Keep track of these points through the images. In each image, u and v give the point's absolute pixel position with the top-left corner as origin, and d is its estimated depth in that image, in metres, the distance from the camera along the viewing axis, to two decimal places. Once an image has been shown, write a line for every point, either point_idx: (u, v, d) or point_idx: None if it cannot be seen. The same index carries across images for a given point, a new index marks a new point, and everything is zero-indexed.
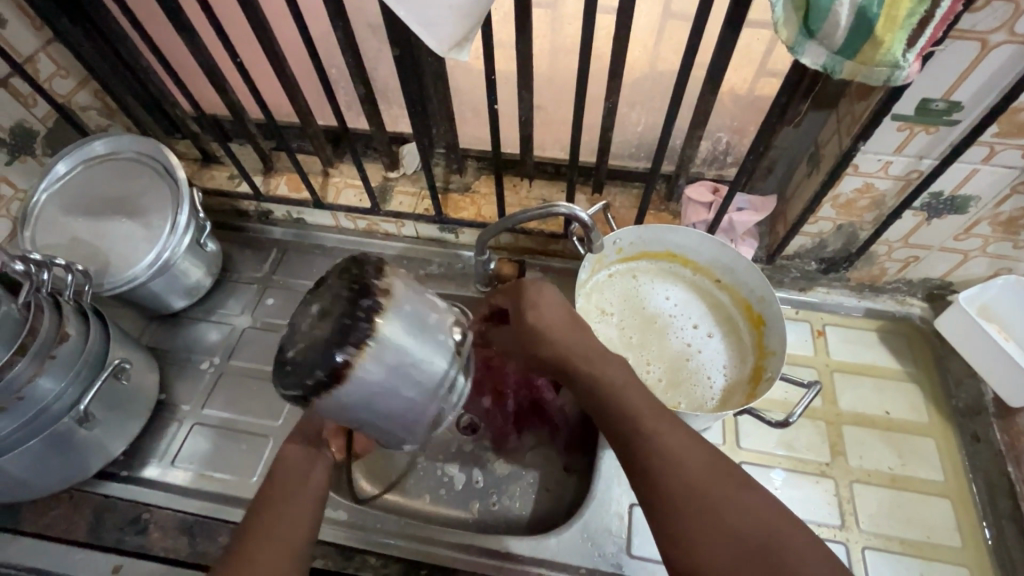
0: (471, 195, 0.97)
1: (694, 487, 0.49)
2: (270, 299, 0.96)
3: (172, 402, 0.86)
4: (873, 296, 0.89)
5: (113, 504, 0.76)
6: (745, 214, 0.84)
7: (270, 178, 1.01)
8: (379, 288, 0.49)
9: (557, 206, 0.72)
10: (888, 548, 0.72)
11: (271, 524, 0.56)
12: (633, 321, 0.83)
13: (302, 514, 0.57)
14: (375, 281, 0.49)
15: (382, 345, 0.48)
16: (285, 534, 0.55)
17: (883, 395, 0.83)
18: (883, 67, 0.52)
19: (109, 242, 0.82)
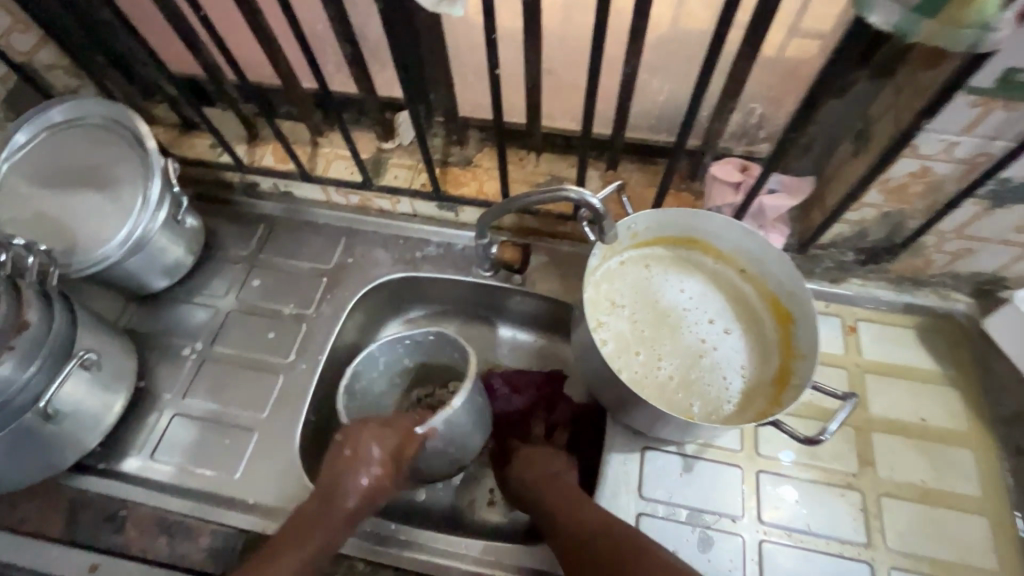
0: (472, 169, 0.88)
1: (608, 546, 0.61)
2: (256, 280, 0.90)
3: (151, 390, 0.81)
4: (914, 289, 0.80)
5: (89, 500, 0.72)
6: (777, 198, 0.75)
7: (254, 148, 0.93)
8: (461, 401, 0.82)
9: (565, 188, 0.64)
10: (916, 569, 0.66)
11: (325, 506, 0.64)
12: (647, 315, 0.75)
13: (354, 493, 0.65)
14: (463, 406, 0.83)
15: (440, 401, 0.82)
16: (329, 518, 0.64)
17: (919, 400, 0.75)
18: (970, 30, 0.42)
19: (77, 218, 0.75)
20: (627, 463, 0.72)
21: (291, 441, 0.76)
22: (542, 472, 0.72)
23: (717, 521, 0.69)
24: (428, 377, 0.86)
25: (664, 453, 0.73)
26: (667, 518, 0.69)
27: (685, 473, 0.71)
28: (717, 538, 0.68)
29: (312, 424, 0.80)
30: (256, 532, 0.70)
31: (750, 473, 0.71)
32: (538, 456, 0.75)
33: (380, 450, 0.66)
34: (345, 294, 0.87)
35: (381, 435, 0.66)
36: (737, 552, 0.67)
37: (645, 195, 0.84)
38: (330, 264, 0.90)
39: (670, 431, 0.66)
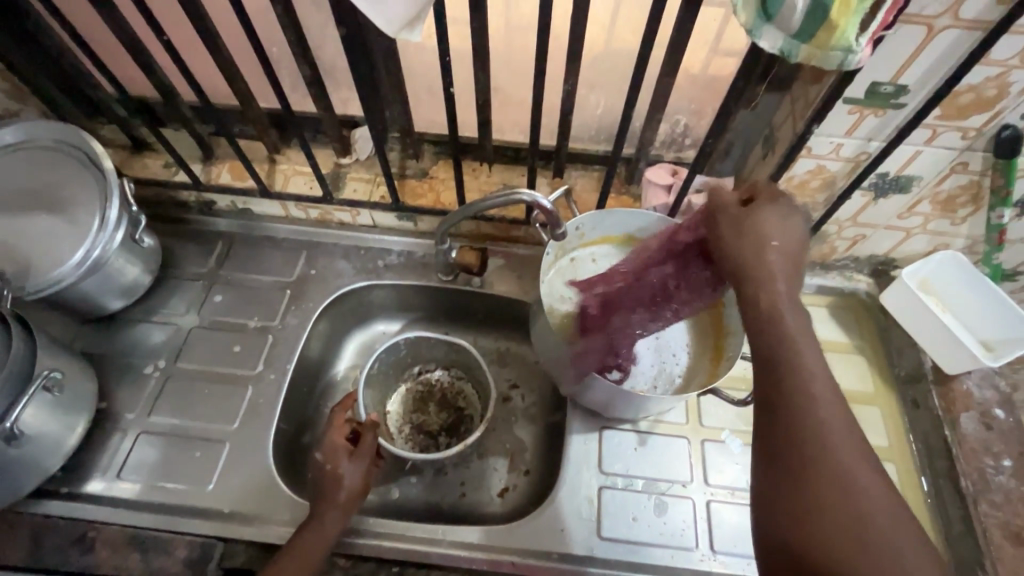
0: (429, 180, 0.93)
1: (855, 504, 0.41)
2: (218, 296, 0.91)
3: (114, 411, 0.80)
4: (823, 273, 0.92)
5: (52, 525, 0.70)
6: (703, 197, 0.84)
7: (210, 166, 0.94)
8: (463, 402, 0.92)
9: (518, 193, 0.71)
10: None
11: (310, 539, 0.67)
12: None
13: (333, 517, 0.68)
14: (465, 406, 0.92)
15: (444, 395, 0.93)
16: (316, 540, 0.67)
17: (834, 367, 0.87)
18: (835, 52, 0.52)
19: (29, 241, 0.75)
20: (587, 442, 0.79)
21: (264, 448, 0.77)
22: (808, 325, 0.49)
23: (670, 487, 0.76)
24: (430, 358, 0.93)
25: (620, 431, 0.80)
26: (626, 490, 0.76)
27: (639, 446, 0.79)
28: (671, 502, 0.75)
29: (283, 432, 0.82)
30: (234, 538, 0.71)
31: (695, 442, 0.79)
32: (794, 241, 0.50)
33: (351, 475, 0.71)
34: (310, 305, 0.90)
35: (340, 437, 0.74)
36: (688, 513, 0.74)
37: (589, 199, 0.92)
38: (292, 276, 0.92)
39: (624, 408, 0.75)
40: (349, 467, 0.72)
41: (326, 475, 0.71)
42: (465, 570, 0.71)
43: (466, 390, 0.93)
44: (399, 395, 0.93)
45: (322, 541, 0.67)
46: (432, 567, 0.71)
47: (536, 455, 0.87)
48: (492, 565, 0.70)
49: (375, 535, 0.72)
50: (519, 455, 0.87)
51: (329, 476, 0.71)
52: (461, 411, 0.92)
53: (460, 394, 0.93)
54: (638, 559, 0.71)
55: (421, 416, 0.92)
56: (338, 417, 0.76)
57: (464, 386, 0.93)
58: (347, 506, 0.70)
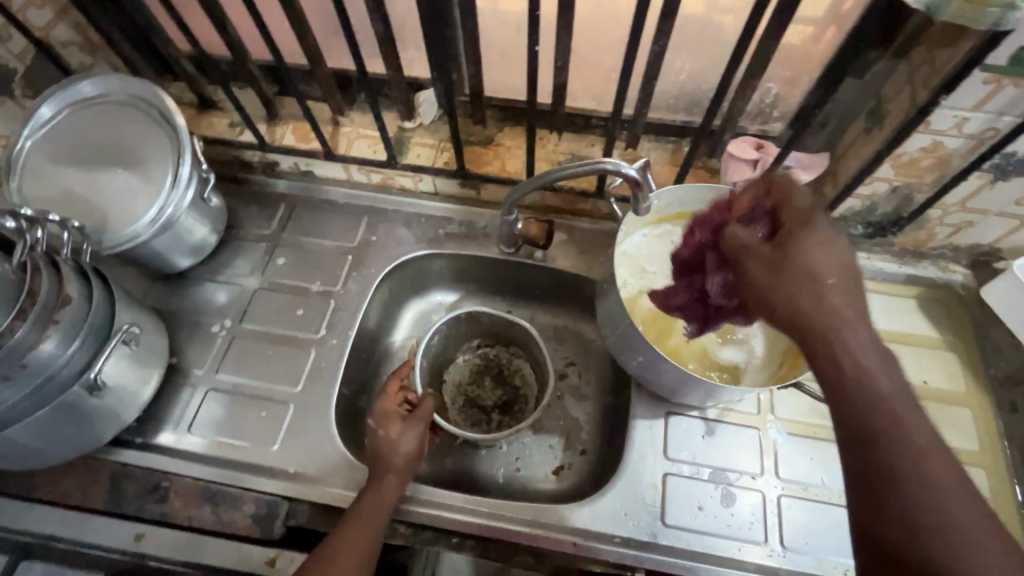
0: (494, 147, 0.90)
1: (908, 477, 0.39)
2: (282, 258, 0.91)
3: (183, 366, 0.82)
4: (915, 262, 0.85)
5: (129, 472, 0.72)
6: (792, 174, 0.78)
7: (274, 127, 0.93)
8: (520, 380, 0.91)
9: (601, 161, 0.66)
10: None
11: (369, 505, 0.66)
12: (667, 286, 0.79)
13: (389, 481, 0.68)
14: (522, 385, 0.90)
15: (501, 372, 0.92)
16: (376, 507, 0.66)
17: (922, 363, 0.81)
18: (993, 9, 0.46)
19: (106, 195, 0.76)
20: (652, 427, 0.76)
21: (328, 411, 0.78)
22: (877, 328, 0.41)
23: (739, 478, 0.73)
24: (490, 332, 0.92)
25: (687, 417, 0.77)
26: (692, 477, 0.73)
27: (707, 434, 0.76)
28: (739, 493, 0.72)
29: (344, 397, 0.82)
30: (299, 498, 0.72)
31: (767, 433, 0.76)
32: (848, 273, 0.43)
33: (407, 442, 0.70)
34: (371, 272, 0.89)
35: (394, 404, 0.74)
36: (757, 506, 0.71)
37: (664, 173, 0.87)
38: (354, 242, 0.92)
39: (694, 395, 0.72)
40: (401, 431, 0.71)
41: (379, 442, 0.70)
42: (524, 546, 0.70)
43: (524, 369, 0.91)
44: (457, 369, 0.92)
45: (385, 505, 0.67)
46: (488, 539, 0.71)
47: (595, 435, 0.85)
48: (549, 543, 0.69)
49: (432, 505, 0.71)
50: (575, 434, 0.85)
51: (380, 443, 0.70)
52: (519, 389, 0.90)
53: (519, 372, 0.91)
54: (702, 550, 0.69)
55: (475, 390, 0.91)
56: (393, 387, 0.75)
57: (522, 365, 0.91)
58: (404, 470, 0.70)
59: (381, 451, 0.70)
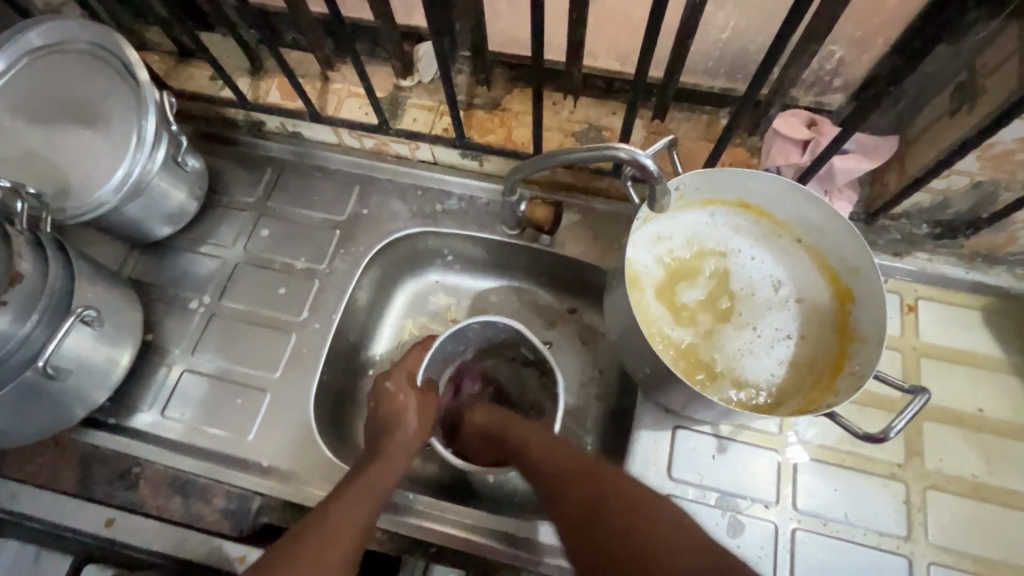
0: (500, 113, 0.79)
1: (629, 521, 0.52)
2: (265, 230, 0.83)
3: (160, 344, 0.77)
4: (987, 267, 0.72)
5: (100, 455, 0.70)
6: (850, 159, 0.65)
7: (258, 81, 0.84)
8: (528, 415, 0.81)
9: (615, 147, 0.55)
10: (958, 565, 0.63)
11: (376, 473, 0.62)
12: (687, 283, 0.69)
13: (398, 455, 0.65)
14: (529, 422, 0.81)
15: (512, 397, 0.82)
16: (384, 476, 0.63)
17: (979, 387, 0.70)
18: None
19: (68, 156, 0.69)
20: (657, 441, 0.68)
21: (307, 401, 0.73)
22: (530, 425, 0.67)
23: (750, 506, 0.65)
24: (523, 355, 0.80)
25: (697, 433, 0.69)
26: (697, 502, 0.66)
27: (718, 453, 0.68)
28: (748, 523, 0.65)
29: (327, 385, 0.77)
30: (272, 494, 0.68)
31: (789, 459, 0.67)
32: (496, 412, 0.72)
33: (415, 419, 0.68)
34: (359, 249, 0.81)
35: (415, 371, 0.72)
36: (767, 538, 0.64)
37: (695, 150, 0.75)
38: (343, 215, 0.83)
39: (707, 414, 0.62)
40: (417, 406, 0.69)
41: (386, 414, 0.68)
42: (508, 564, 0.65)
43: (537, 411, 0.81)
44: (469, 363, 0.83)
45: (393, 470, 0.64)
46: (470, 553, 0.66)
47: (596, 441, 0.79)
48: (533, 564, 0.64)
49: (414, 512, 0.67)
50: (573, 435, 0.80)
51: (388, 414, 0.68)
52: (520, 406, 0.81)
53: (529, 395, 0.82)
54: None
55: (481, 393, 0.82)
56: (413, 357, 0.73)
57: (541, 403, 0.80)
58: (413, 442, 0.67)
59: (388, 423, 0.67)
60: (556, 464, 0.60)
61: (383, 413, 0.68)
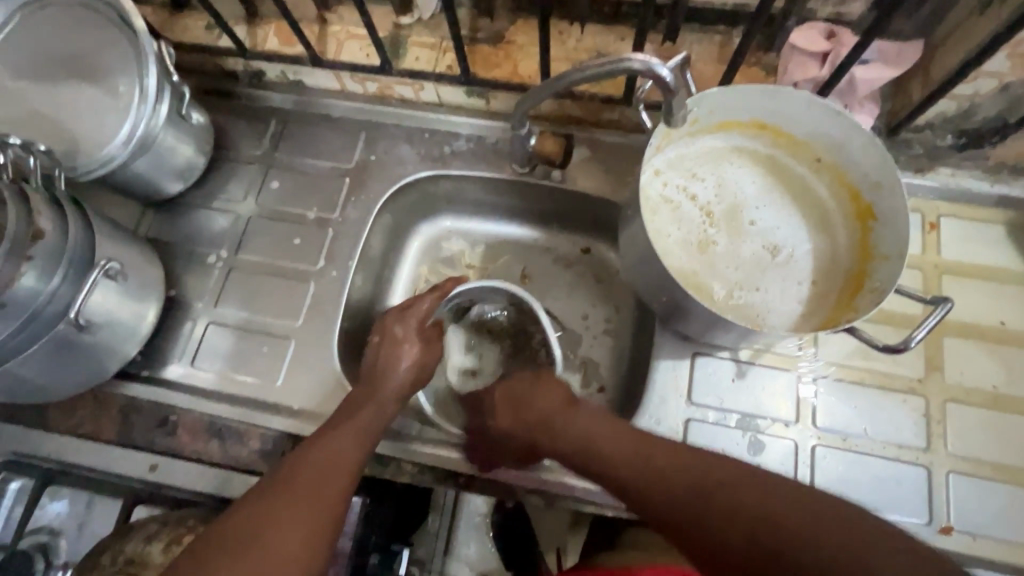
0: (505, 46, 0.77)
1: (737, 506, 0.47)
2: (275, 182, 0.83)
3: (183, 299, 0.79)
4: (1012, 179, 0.70)
5: (138, 406, 0.73)
6: (870, 70, 0.63)
7: (255, 28, 0.82)
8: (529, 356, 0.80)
9: (626, 59, 0.53)
10: (976, 473, 0.64)
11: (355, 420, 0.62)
12: (696, 229, 0.67)
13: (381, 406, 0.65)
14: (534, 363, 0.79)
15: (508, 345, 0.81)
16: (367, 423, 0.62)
17: (1002, 301, 0.69)
18: None
19: (75, 113, 0.68)
20: (676, 368, 0.69)
21: (329, 346, 0.74)
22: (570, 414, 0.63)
23: (769, 425, 0.67)
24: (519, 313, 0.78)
25: (715, 358, 0.69)
26: (718, 424, 0.67)
27: (738, 377, 0.68)
28: (769, 442, 0.66)
29: (346, 332, 0.78)
30: (304, 435, 0.71)
31: (808, 377, 0.68)
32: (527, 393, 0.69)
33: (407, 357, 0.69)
34: (370, 196, 0.81)
35: (416, 326, 0.71)
36: (787, 455, 0.65)
37: (708, 73, 0.72)
38: (351, 162, 0.83)
39: (727, 336, 0.63)
40: (416, 356, 0.70)
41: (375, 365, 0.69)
42: (534, 489, 0.68)
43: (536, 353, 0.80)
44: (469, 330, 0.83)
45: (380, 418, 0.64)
46: (496, 481, 0.68)
47: (614, 375, 0.80)
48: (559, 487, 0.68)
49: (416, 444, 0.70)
50: (591, 370, 0.81)
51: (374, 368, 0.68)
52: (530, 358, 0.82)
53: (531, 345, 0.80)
54: None
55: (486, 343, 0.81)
56: (416, 312, 0.71)
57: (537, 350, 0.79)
58: (403, 392, 0.68)
59: (375, 362, 0.69)
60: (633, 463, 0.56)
61: (376, 361, 0.69)
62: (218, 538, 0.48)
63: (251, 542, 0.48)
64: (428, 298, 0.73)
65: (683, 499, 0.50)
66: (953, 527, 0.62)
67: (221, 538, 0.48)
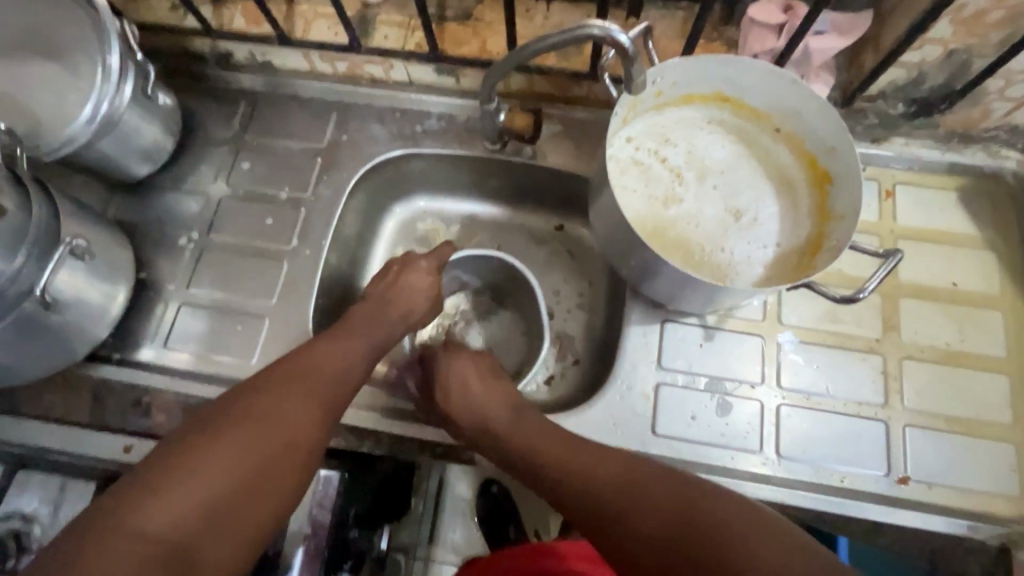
0: (473, 24, 0.77)
1: (653, 516, 0.46)
2: (246, 163, 0.83)
3: (154, 281, 0.78)
4: (961, 147, 0.74)
5: (110, 386, 0.72)
6: (825, 39, 0.65)
7: (221, 8, 0.81)
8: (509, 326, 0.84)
9: (587, 26, 0.54)
10: (931, 425, 0.67)
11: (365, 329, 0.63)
12: (662, 187, 0.69)
13: (393, 326, 0.66)
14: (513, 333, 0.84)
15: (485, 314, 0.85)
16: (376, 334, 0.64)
17: (953, 263, 0.72)
18: None
19: (35, 91, 0.67)
20: (646, 335, 0.71)
21: (304, 324, 0.75)
22: (514, 414, 0.64)
23: (736, 387, 0.69)
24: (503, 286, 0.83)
25: (683, 324, 0.71)
26: (686, 387, 0.69)
27: (705, 342, 0.71)
28: (736, 403, 0.68)
29: (322, 310, 0.79)
30: None
31: (772, 340, 0.70)
32: (470, 370, 0.69)
33: (430, 281, 0.72)
34: (342, 176, 0.81)
35: (421, 285, 0.71)
36: (754, 415, 0.68)
37: (671, 48, 0.74)
38: (323, 143, 0.83)
39: (693, 300, 0.64)
40: (428, 283, 0.72)
41: (388, 284, 0.70)
42: None
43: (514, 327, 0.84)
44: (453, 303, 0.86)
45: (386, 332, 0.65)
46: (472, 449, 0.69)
47: (588, 347, 0.82)
48: None
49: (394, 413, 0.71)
50: (566, 343, 0.83)
51: (388, 286, 0.69)
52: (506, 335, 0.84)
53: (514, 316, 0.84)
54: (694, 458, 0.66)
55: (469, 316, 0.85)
56: (415, 273, 0.71)
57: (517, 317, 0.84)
58: (411, 318, 0.69)
59: (387, 284, 0.70)
60: (561, 465, 0.55)
61: (398, 287, 0.70)
62: (227, 403, 0.49)
63: (270, 409, 0.49)
64: (423, 258, 0.73)
65: (642, 526, 0.46)
66: (909, 477, 0.65)
67: (243, 403, 0.49)
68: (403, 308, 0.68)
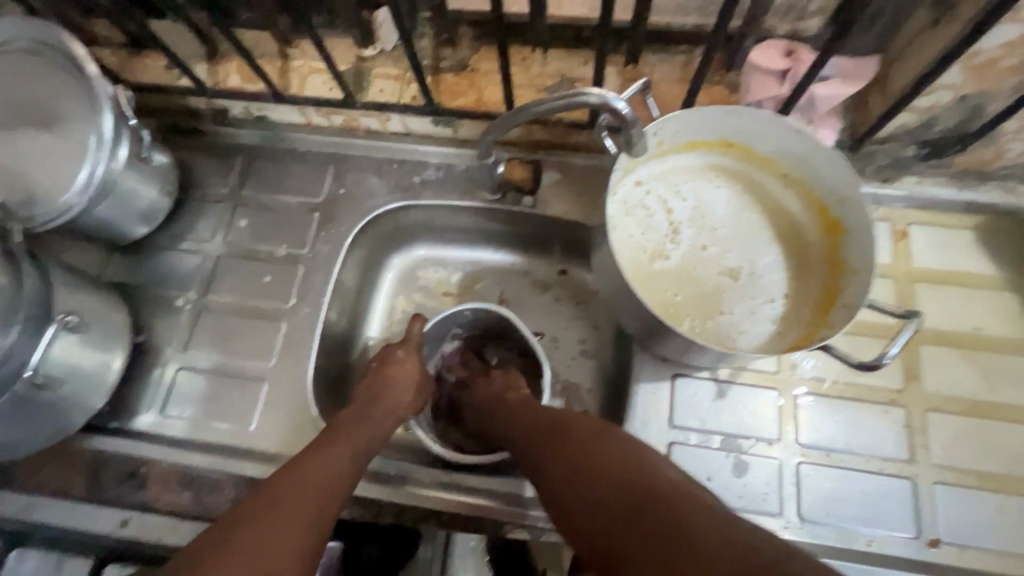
0: (469, 74, 0.76)
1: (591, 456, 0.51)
2: (243, 220, 0.82)
3: (153, 345, 0.76)
4: (978, 185, 0.71)
5: (106, 460, 0.71)
6: (832, 86, 0.64)
7: (216, 66, 0.81)
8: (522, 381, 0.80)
9: (585, 93, 0.53)
10: (960, 482, 0.63)
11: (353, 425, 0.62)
12: (657, 240, 0.67)
13: (384, 422, 0.65)
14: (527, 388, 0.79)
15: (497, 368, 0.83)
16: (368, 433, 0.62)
17: (974, 307, 0.69)
18: None
19: (31, 163, 0.67)
20: (656, 391, 0.69)
21: (303, 386, 0.73)
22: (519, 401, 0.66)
23: (753, 445, 0.66)
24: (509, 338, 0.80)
25: (695, 379, 0.69)
26: (700, 447, 0.66)
27: (718, 398, 0.68)
28: (754, 462, 0.65)
29: (321, 370, 0.77)
30: None
31: (786, 392, 0.67)
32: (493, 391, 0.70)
33: (411, 360, 0.71)
34: (341, 230, 0.80)
35: (403, 377, 0.70)
36: (772, 474, 0.65)
37: (672, 94, 0.73)
38: (320, 197, 0.81)
39: (705, 358, 0.61)
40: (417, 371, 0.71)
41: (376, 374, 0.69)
42: (517, 523, 0.67)
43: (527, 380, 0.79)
44: None
45: (377, 431, 0.63)
46: (479, 517, 0.68)
47: (597, 400, 0.79)
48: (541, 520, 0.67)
49: (405, 483, 0.68)
50: (574, 396, 0.80)
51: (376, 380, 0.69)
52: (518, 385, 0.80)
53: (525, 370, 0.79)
54: None
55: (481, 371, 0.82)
56: (395, 366, 0.70)
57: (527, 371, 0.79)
58: (399, 411, 0.67)
59: (376, 379, 0.69)
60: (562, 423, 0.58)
61: (378, 382, 0.68)
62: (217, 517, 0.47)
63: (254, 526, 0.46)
64: (400, 347, 0.72)
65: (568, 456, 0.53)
66: (941, 539, 0.62)
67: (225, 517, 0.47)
68: (395, 398, 0.67)
